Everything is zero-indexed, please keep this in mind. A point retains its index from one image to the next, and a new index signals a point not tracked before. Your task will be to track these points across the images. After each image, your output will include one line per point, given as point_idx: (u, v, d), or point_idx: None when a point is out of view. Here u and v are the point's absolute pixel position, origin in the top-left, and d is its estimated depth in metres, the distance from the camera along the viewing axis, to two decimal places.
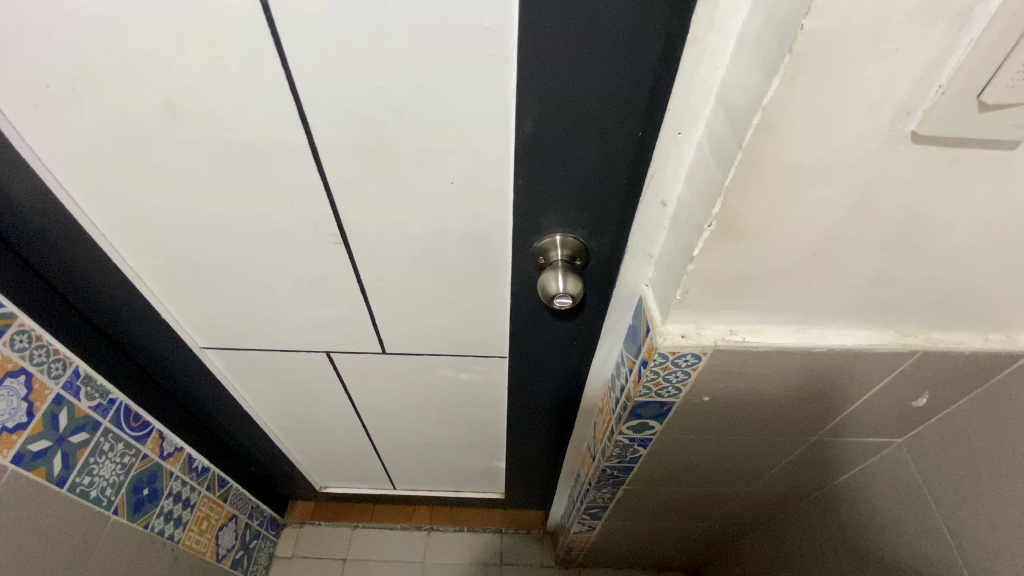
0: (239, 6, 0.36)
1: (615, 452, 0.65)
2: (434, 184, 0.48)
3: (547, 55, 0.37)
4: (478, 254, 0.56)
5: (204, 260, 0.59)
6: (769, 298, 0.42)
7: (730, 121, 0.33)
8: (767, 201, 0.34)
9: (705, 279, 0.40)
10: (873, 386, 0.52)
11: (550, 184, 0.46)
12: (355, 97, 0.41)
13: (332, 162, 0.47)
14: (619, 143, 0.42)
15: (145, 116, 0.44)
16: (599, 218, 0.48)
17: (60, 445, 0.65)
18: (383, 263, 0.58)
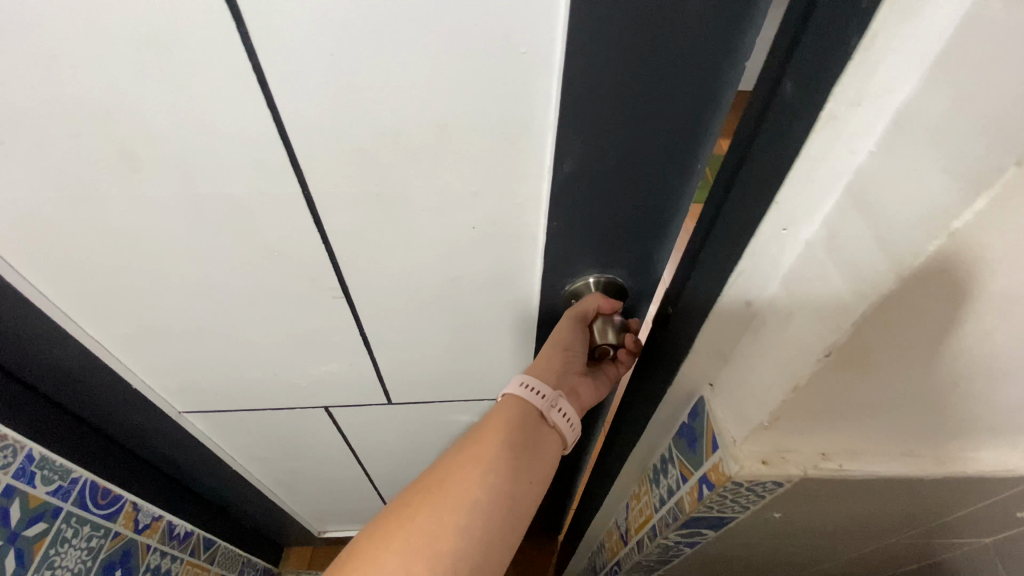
0: (205, 35, 0.27)
1: (656, 550, 0.56)
2: (449, 231, 0.39)
3: (606, 81, 0.28)
4: (496, 302, 0.47)
5: (183, 324, 0.50)
6: (879, 410, 0.32)
7: (872, 219, 0.24)
8: (916, 326, 0.25)
9: (805, 404, 0.31)
10: (981, 502, 0.43)
11: (593, 226, 0.37)
12: (361, 141, 0.32)
13: (332, 213, 0.38)
14: (676, 174, 0.34)
15: (92, 171, 0.35)
16: (643, 256, 0.41)
17: (13, 543, 0.56)
18: (391, 318, 0.50)
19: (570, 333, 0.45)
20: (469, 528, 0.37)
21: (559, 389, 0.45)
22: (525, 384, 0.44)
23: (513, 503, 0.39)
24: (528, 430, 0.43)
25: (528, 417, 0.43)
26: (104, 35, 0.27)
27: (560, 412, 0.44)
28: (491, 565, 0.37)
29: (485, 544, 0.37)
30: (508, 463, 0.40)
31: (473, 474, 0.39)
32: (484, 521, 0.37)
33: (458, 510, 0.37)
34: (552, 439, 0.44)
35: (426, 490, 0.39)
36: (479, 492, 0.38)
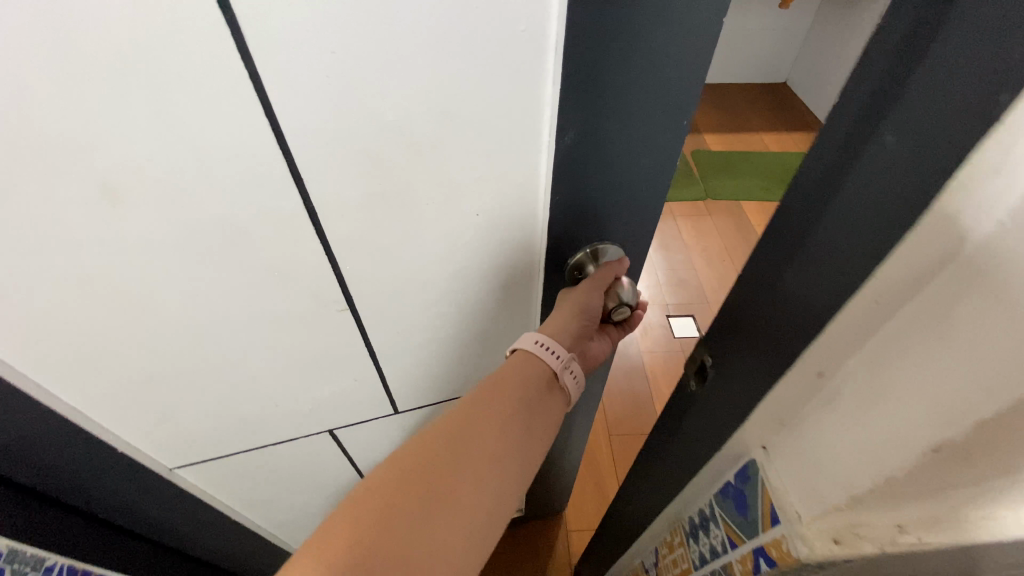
0: (200, 42, 0.25)
1: None
2: (455, 222, 0.39)
3: (598, 51, 0.31)
4: (496, 290, 0.48)
5: (177, 377, 0.46)
6: (999, 505, 0.24)
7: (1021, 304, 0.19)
8: None
9: (903, 497, 0.26)
10: None
11: (590, 190, 0.40)
12: (365, 138, 0.31)
13: (335, 221, 0.36)
14: (662, 136, 0.37)
15: (69, 221, 0.31)
16: (636, 215, 0.44)
17: None
18: (395, 330, 0.49)
19: (592, 298, 0.48)
20: (486, 471, 0.43)
21: (573, 352, 0.50)
22: (543, 344, 0.49)
23: (521, 452, 0.46)
24: (538, 387, 0.49)
25: (540, 375, 0.49)
26: (83, 53, 0.24)
27: (570, 372, 0.50)
28: (499, 501, 0.43)
29: (496, 484, 0.43)
30: (522, 417, 0.47)
31: (494, 424, 0.45)
32: (498, 465, 0.44)
33: (480, 453, 0.43)
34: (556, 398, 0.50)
35: (452, 426, 0.44)
36: (497, 442, 0.44)
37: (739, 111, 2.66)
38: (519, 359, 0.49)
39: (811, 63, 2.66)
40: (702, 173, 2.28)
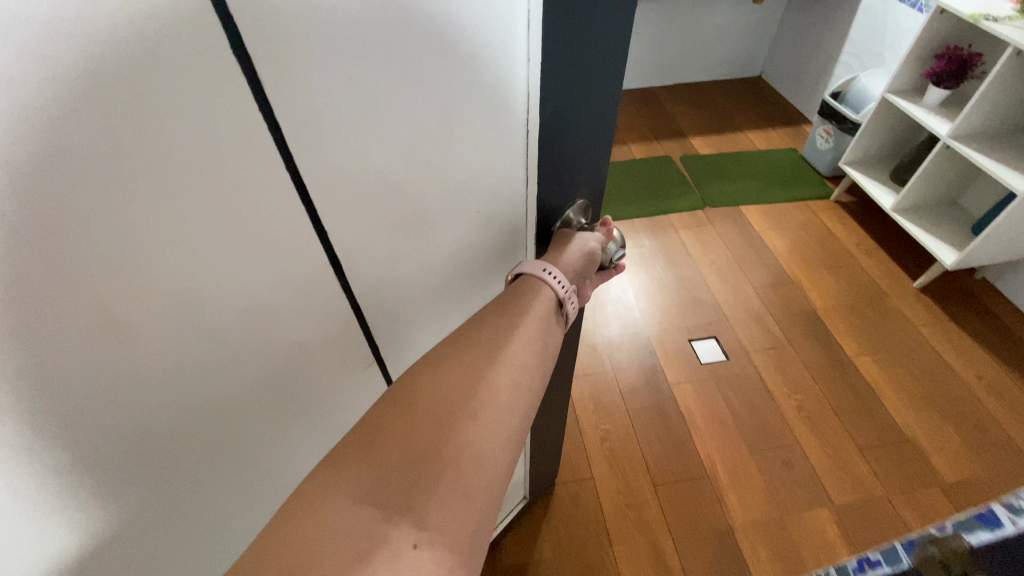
0: (227, 107, 0.32)
1: None
2: (459, 209, 0.51)
3: (554, 20, 0.40)
4: (476, 235, 0.56)
5: (211, 414, 0.46)
6: None
7: None
8: None
9: None
10: None
11: (556, 145, 0.50)
12: (370, 141, 0.39)
13: (340, 231, 0.44)
14: (605, 92, 0.48)
15: (115, 249, 0.32)
16: (594, 164, 0.56)
17: None
18: (383, 298, 0.54)
19: (592, 243, 0.59)
20: (513, 380, 0.47)
21: (574, 285, 0.56)
22: (548, 271, 0.55)
23: (538, 368, 0.50)
24: (550, 310, 0.54)
25: (549, 299, 0.54)
26: (120, 156, 0.29)
27: (568, 307, 0.56)
28: (522, 408, 0.48)
29: (520, 395, 0.48)
30: (537, 336, 0.51)
31: (516, 338, 0.50)
32: (521, 376, 0.48)
33: (506, 363, 0.48)
34: (561, 323, 0.55)
35: (477, 342, 0.49)
36: (520, 358, 0.49)
37: (718, 111, 2.61)
38: (529, 286, 0.54)
39: (784, 58, 2.62)
40: (697, 181, 2.19)
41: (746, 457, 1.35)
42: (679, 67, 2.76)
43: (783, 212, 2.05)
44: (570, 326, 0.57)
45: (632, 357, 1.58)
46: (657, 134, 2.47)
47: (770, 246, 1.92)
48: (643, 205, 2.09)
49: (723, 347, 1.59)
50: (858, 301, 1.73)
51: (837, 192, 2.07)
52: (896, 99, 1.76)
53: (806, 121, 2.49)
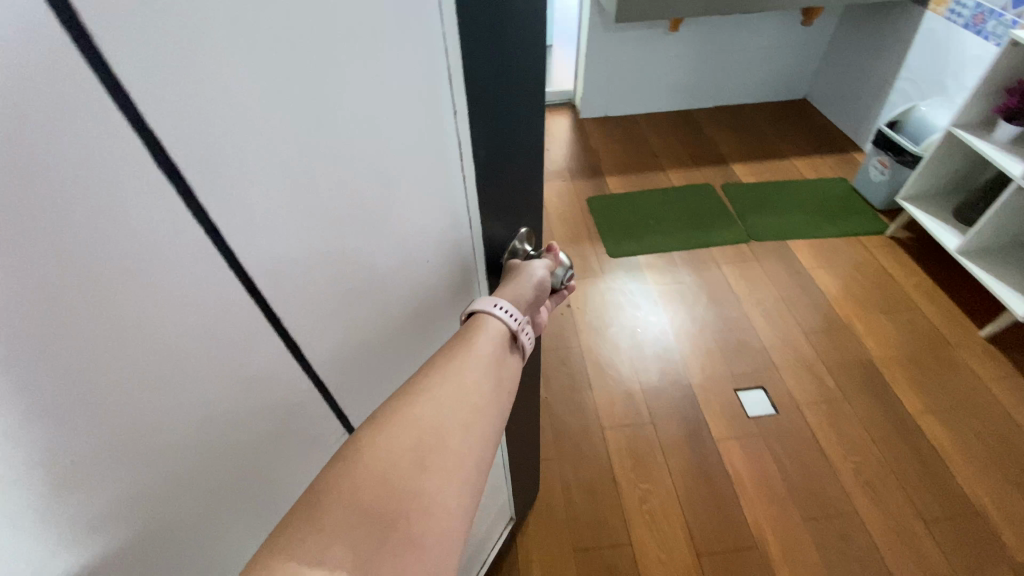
0: (132, 176, 0.28)
1: None
2: (404, 252, 0.49)
3: (478, 50, 0.40)
4: (428, 279, 0.54)
5: (150, 504, 0.41)
6: None
7: None
8: None
9: None
10: None
11: (497, 170, 0.50)
12: (308, 203, 0.37)
13: (284, 298, 0.41)
14: (529, 120, 0.50)
15: (31, 333, 0.28)
16: (528, 191, 0.57)
17: None
18: (344, 356, 0.51)
19: (540, 272, 0.58)
20: (461, 423, 0.44)
21: (525, 316, 0.54)
22: (497, 306, 0.53)
23: (494, 405, 0.48)
24: (499, 343, 0.51)
25: (498, 333, 0.52)
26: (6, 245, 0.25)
27: (524, 333, 0.54)
28: (478, 447, 0.45)
29: (473, 435, 0.45)
30: (487, 372, 0.49)
31: (464, 376, 0.47)
32: (474, 415, 0.46)
33: (456, 405, 0.45)
34: (515, 358, 0.53)
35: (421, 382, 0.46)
36: (471, 395, 0.46)
37: (762, 136, 2.49)
38: (478, 325, 0.52)
39: (833, 81, 2.49)
40: (741, 212, 2.09)
41: (798, 527, 1.25)
42: (719, 90, 2.66)
43: (834, 247, 1.94)
44: (525, 357, 0.55)
45: (674, 406, 1.49)
46: (696, 159, 2.38)
47: (820, 285, 1.81)
48: (684, 237, 1.99)
49: (772, 399, 1.49)
50: (918, 351, 1.61)
51: (893, 228, 1.94)
52: (961, 134, 1.63)
53: (857, 148, 2.35)
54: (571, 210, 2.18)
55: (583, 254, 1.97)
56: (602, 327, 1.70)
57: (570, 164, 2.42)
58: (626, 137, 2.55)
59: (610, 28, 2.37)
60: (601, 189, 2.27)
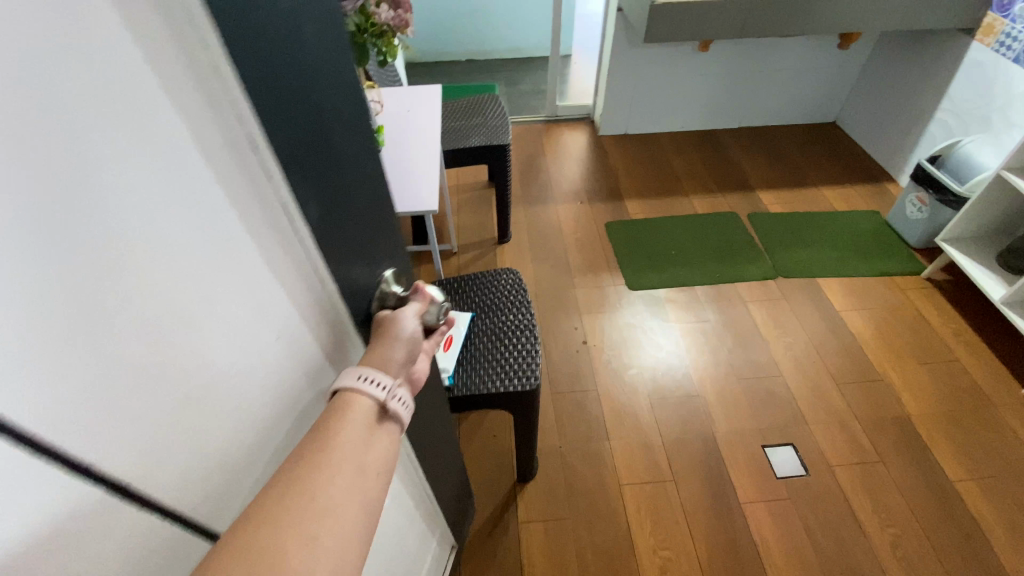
0: None
1: None
2: (237, 322, 0.36)
3: (272, 61, 0.31)
4: (285, 374, 0.44)
5: None
6: None
7: None
8: None
9: None
10: None
11: (347, 214, 0.42)
12: (62, 274, 0.24)
13: (70, 427, 0.26)
14: (363, 154, 0.43)
15: None
16: (386, 232, 0.51)
17: None
18: (220, 506, 0.40)
19: (409, 321, 0.51)
20: (327, 526, 0.37)
21: (396, 381, 0.48)
22: (363, 377, 0.45)
23: (366, 491, 0.40)
24: (371, 422, 0.44)
25: (369, 411, 0.44)
26: None
27: (399, 399, 0.47)
28: (351, 548, 0.38)
29: (341, 538, 0.37)
30: (352, 458, 0.41)
31: (324, 480, 0.38)
32: (346, 512, 0.38)
33: (318, 514, 0.37)
34: (392, 430, 0.46)
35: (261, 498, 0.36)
36: (331, 490, 0.38)
37: (790, 161, 2.38)
38: (339, 400, 0.44)
39: (867, 107, 2.37)
40: (769, 245, 1.99)
41: None
42: (746, 111, 2.55)
43: (867, 289, 1.84)
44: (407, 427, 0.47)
45: (697, 461, 1.40)
46: (721, 185, 2.27)
47: (854, 331, 1.71)
48: (708, 272, 1.90)
49: (802, 459, 1.40)
50: (956, 410, 1.51)
51: (931, 269, 1.85)
52: (1013, 179, 1.51)
53: (892, 180, 2.24)
54: (589, 236, 2.08)
55: (602, 285, 1.88)
56: (622, 370, 1.61)
57: (589, 185, 2.33)
58: (648, 158, 2.45)
59: (634, 45, 2.26)
60: (621, 214, 2.17)
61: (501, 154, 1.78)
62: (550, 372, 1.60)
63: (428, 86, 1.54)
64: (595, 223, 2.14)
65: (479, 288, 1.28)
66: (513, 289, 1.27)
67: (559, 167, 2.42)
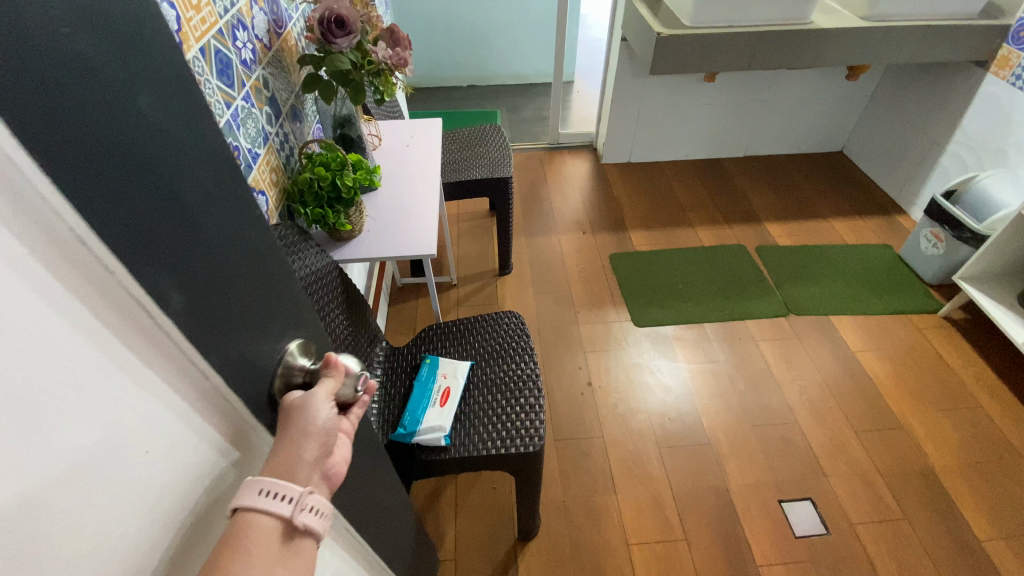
0: None
1: None
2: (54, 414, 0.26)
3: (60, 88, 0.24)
4: (175, 507, 0.35)
5: None
6: None
7: None
8: None
9: None
10: None
11: (217, 293, 0.35)
12: None
13: None
14: (234, 217, 0.37)
15: None
16: (284, 307, 0.44)
17: None
18: None
19: (324, 407, 0.45)
20: None
21: (309, 486, 0.42)
22: (267, 492, 0.39)
23: None
24: (281, 544, 0.40)
25: (278, 532, 0.39)
26: None
27: (311, 510, 0.41)
28: None
29: None
30: None
31: None
32: None
33: None
34: (307, 541, 0.42)
35: None
36: None
37: (798, 192, 2.33)
38: (239, 527, 0.38)
39: (875, 138, 2.33)
40: (777, 279, 1.93)
41: None
42: (750, 140, 2.51)
43: (882, 327, 1.77)
44: (325, 531, 0.43)
45: (712, 519, 1.31)
46: (727, 216, 2.22)
47: (870, 373, 1.63)
48: (716, 308, 1.83)
49: (822, 516, 1.32)
50: (981, 461, 1.43)
51: (947, 308, 1.78)
52: None
53: (902, 213, 2.19)
54: (591, 268, 2.02)
55: (606, 321, 1.81)
56: (628, 414, 1.53)
57: (591, 215, 2.27)
58: (652, 187, 2.40)
59: (638, 75, 2.23)
60: (625, 246, 2.11)
61: (502, 187, 1.73)
62: (553, 416, 1.52)
63: (428, 119, 1.50)
64: (599, 255, 2.07)
65: (479, 334, 1.21)
66: (515, 335, 1.20)
67: (560, 196, 2.38)
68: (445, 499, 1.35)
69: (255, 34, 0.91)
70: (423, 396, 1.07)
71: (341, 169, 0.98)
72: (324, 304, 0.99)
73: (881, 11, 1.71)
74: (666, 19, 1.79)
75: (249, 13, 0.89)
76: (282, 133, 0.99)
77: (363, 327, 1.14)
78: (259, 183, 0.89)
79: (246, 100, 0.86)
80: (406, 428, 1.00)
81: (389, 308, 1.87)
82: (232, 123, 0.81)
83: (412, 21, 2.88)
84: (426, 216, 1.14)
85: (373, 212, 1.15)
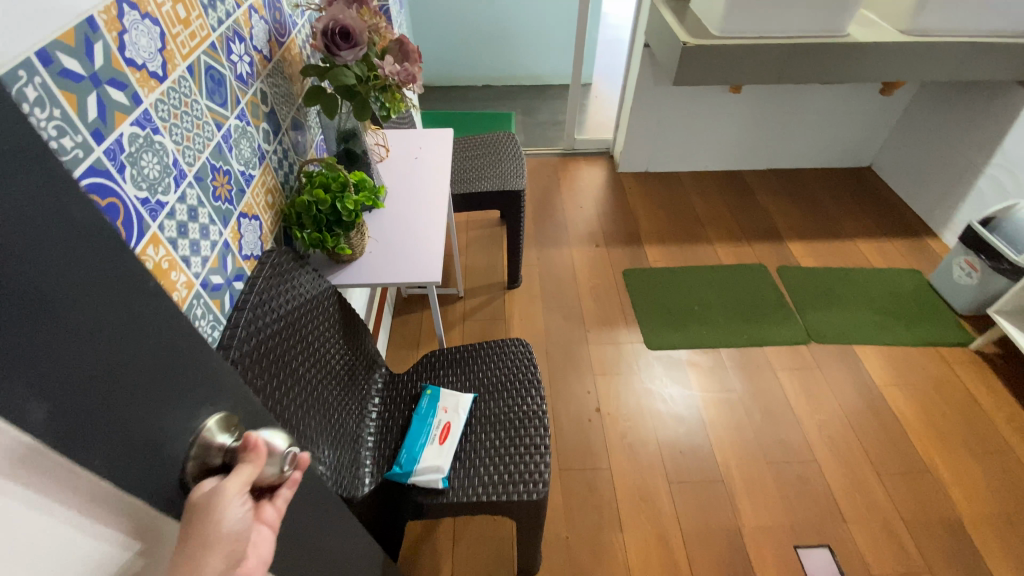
0: None
1: None
2: None
3: None
4: None
5: None
6: None
7: None
8: None
9: None
10: None
11: (80, 393, 0.28)
12: None
13: None
14: (115, 298, 0.30)
15: None
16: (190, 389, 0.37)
17: None
18: None
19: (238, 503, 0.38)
20: None
21: None
22: None
23: None
24: None
25: None
26: None
27: None
28: None
29: None
30: None
31: None
32: None
33: None
34: None
35: None
36: None
37: (822, 209, 2.23)
38: None
39: (905, 156, 2.23)
40: (798, 304, 1.84)
41: None
42: (774, 153, 2.41)
43: (909, 359, 1.68)
44: None
45: (723, 563, 1.24)
46: (747, 233, 2.13)
47: (895, 409, 1.55)
48: (733, 333, 1.75)
49: (841, 564, 1.24)
50: (1013, 510, 1.34)
51: (979, 342, 1.68)
52: None
53: (932, 236, 2.09)
54: (603, 284, 1.94)
55: (617, 341, 1.74)
56: (638, 445, 1.46)
57: (606, 227, 2.19)
58: (668, 199, 2.32)
59: (659, 83, 2.14)
60: (640, 262, 2.03)
61: (514, 200, 1.66)
62: (559, 444, 1.46)
63: (438, 130, 1.44)
64: (612, 270, 2.00)
65: (482, 362, 1.15)
66: (521, 366, 1.14)
67: (573, 206, 2.30)
68: (442, 530, 1.29)
69: (253, 46, 0.85)
70: (421, 432, 1.01)
71: (343, 191, 0.92)
72: (320, 333, 0.93)
73: (922, 25, 1.61)
74: (692, 27, 1.70)
75: (246, 23, 0.82)
76: (281, 150, 0.93)
77: (361, 353, 1.08)
78: (253, 206, 0.83)
79: (241, 118, 0.80)
80: (401, 468, 0.95)
81: (393, 320, 1.81)
82: (224, 144, 0.75)
83: (428, 19, 2.81)
84: (432, 238, 1.08)
85: (376, 232, 1.09)
